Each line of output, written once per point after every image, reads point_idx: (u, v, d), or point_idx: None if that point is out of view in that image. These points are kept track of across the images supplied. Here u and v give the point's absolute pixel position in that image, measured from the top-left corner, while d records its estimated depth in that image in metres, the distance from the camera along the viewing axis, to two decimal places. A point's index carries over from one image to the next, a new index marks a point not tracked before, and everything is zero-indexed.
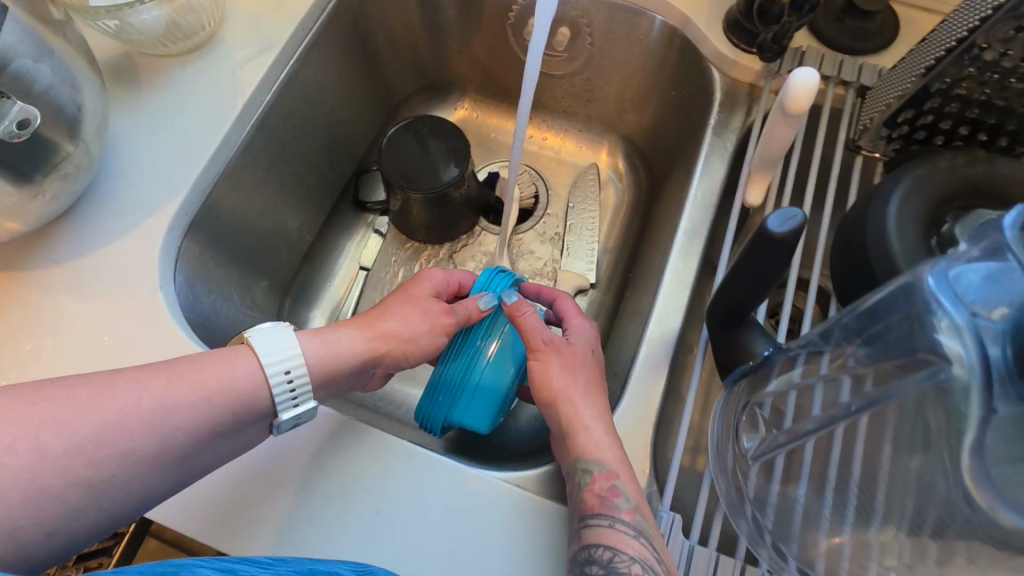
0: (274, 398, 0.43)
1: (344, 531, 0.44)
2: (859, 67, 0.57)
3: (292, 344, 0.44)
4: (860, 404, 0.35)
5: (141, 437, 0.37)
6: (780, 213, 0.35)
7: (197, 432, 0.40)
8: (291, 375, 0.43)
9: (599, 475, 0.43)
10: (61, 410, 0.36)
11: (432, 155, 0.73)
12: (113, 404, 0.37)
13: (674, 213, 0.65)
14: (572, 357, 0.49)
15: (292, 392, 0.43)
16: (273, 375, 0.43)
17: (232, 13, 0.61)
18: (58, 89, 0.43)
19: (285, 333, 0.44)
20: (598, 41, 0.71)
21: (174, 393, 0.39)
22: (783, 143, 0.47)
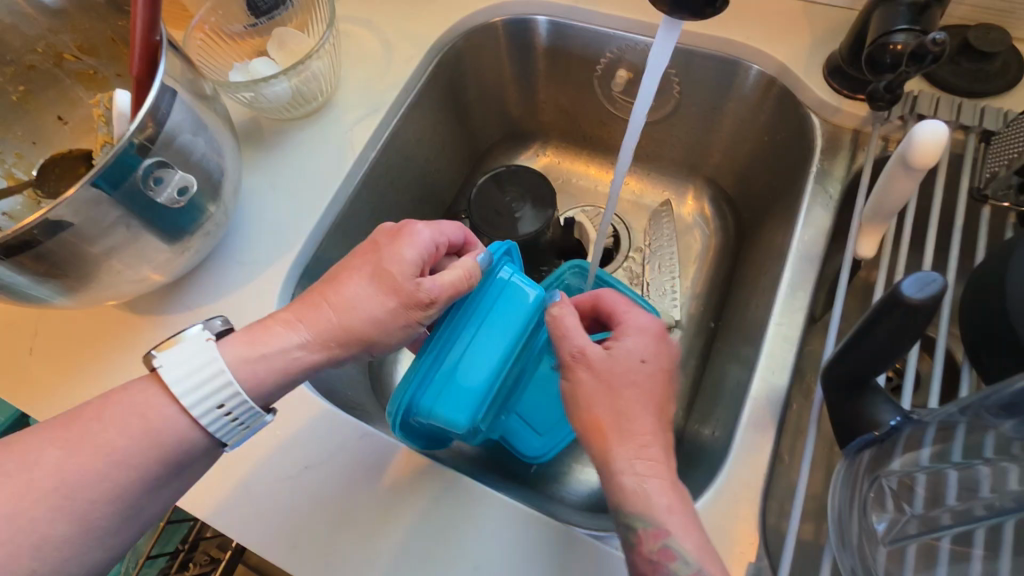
0: (206, 426, 0.41)
1: (422, 558, 0.46)
2: (981, 111, 0.53)
3: (210, 361, 0.41)
4: (1007, 507, 0.36)
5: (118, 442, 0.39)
6: (918, 278, 0.33)
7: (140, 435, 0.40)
8: (224, 405, 0.41)
9: (646, 534, 0.40)
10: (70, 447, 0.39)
11: (513, 203, 0.76)
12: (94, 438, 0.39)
13: (771, 261, 0.63)
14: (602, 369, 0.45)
15: (228, 413, 0.42)
16: (204, 411, 0.41)
17: (345, 79, 0.67)
18: (209, 158, 0.48)
19: (206, 350, 0.42)
20: (686, 90, 0.71)
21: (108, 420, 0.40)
22: (903, 197, 0.45)
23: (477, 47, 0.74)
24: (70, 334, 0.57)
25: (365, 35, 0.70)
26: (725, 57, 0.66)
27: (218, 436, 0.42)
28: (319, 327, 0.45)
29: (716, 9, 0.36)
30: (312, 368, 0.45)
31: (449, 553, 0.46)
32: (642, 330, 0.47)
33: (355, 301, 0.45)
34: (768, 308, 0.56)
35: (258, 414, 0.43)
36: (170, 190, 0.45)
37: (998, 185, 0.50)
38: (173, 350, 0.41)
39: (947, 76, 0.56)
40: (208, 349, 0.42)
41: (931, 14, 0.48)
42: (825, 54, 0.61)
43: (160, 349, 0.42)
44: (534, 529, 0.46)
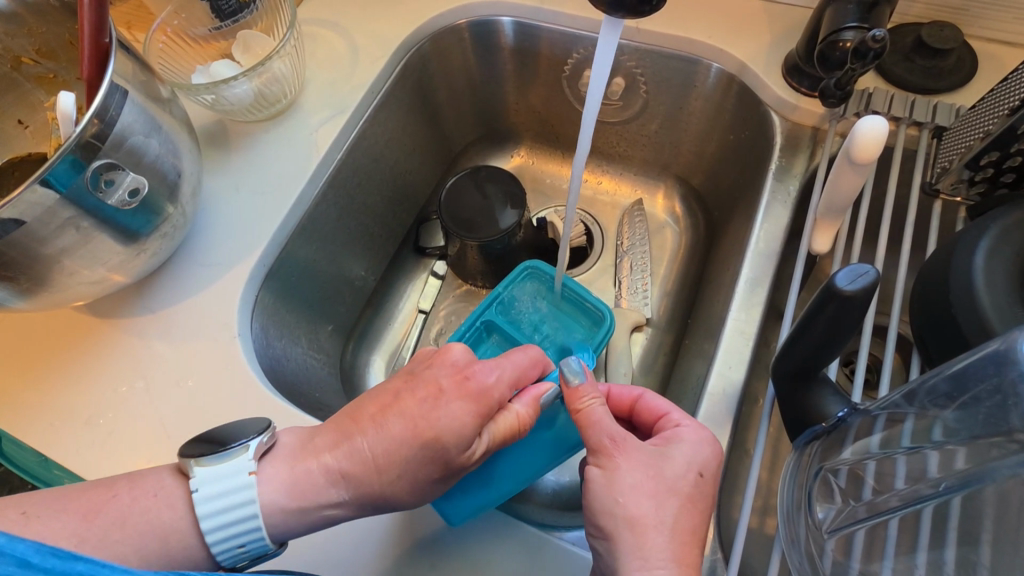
0: (208, 545, 0.40)
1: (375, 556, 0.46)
2: (933, 106, 0.54)
3: (243, 494, 0.40)
4: (953, 483, 0.34)
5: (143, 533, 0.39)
6: (850, 270, 0.34)
7: (161, 534, 0.39)
8: (240, 537, 0.41)
9: None
10: (88, 537, 0.38)
11: (490, 200, 0.76)
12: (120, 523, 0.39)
13: (734, 257, 0.63)
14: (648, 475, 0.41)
15: (238, 543, 0.41)
16: (217, 538, 0.40)
17: (311, 80, 0.67)
18: (164, 159, 0.48)
19: (244, 479, 0.41)
20: (652, 90, 0.72)
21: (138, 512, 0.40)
22: (851, 191, 0.45)
23: (445, 49, 0.74)
24: (30, 339, 0.56)
25: (331, 37, 0.70)
26: (688, 56, 0.66)
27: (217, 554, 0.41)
28: (351, 464, 0.42)
29: (654, 8, 0.37)
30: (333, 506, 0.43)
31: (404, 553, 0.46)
32: (698, 439, 0.43)
33: (402, 444, 0.42)
34: (728, 304, 0.56)
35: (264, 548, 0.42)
36: (121, 192, 0.45)
37: (949, 180, 0.50)
38: (208, 470, 0.40)
39: (901, 73, 0.56)
40: (247, 475, 0.41)
41: (878, 12, 0.49)
42: (783, 52, 0.62)
43: (202, 460, 0.41)
44: (489, 526, 0.47)
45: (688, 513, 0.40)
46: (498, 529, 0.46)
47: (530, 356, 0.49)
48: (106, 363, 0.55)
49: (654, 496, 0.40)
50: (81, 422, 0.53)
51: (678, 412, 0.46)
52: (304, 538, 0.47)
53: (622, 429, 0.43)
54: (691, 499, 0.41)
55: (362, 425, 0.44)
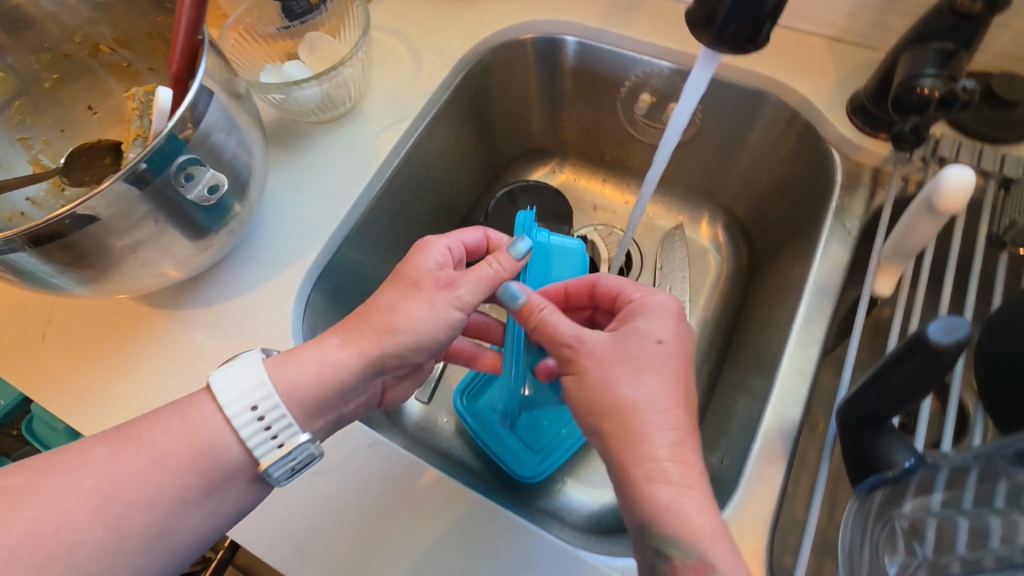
0: (252, 447, 0.41)
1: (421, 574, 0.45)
2: (1002, 158, 0.54)
3: (257, 382, 0.42)
4: (1016, 560, 0.35)
5: (167, 474, 0.39)
6: (945, 322, 0.34)
7: (182, 469, 0.40)
8: (266, 420, 0.41)
9: (681, 563, 0.39)
10: (84, 496, 0.38)
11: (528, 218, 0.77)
12: (120, 472, 0.39)
13: (786, 292, 0.63)
14: (626, 355, 0.44)
15: (272, 435, 0.41)
16: (251, 432, 0.41)
17: (373, 86, 0.68)
18: (239, 157, 0.49)
19: (255, 364, 0.42)
20: (708, 118, 0.72)
21: (160, 436, 0.40)
22: (924, 238, 0.45)
23: (504, 63, 0.75)
24: (82, 323, 0.57)
25: (394, 44, 0.71)
26: (750, 88, 0.67)
27: (255, 454, 0.41)
28: (347, 338, 0.45)
29: (757, 43, 0.38)
30: (346, 370, 0.44)
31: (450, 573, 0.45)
32: (660, 310, 0.47)
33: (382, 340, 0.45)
34: (782, 340, 0.56)
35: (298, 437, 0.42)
36: (200, 187, 0.45)
37: (1016, 234, 0.50)
38: (225, 372, 0.42)
39: (969, 122, 0.56)
40: (255, 367, 0.42)
41: (959, 59, 0.49)
42: (848, 92, 0.62)
43: (221, 368, 0.42)
44: (534, 553, 0.46)
45: (674, 389, 0.43)
46: (547, 554, 0.46)
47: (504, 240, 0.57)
48: (157, 353, 0.55)
49: (640, 376, 0.43)
50: (129, 410, 0.52)
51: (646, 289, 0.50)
52: (350, 548, 0.46)
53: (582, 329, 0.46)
54: (668, 369, 0.44)
55: (375, 315, 0.46)
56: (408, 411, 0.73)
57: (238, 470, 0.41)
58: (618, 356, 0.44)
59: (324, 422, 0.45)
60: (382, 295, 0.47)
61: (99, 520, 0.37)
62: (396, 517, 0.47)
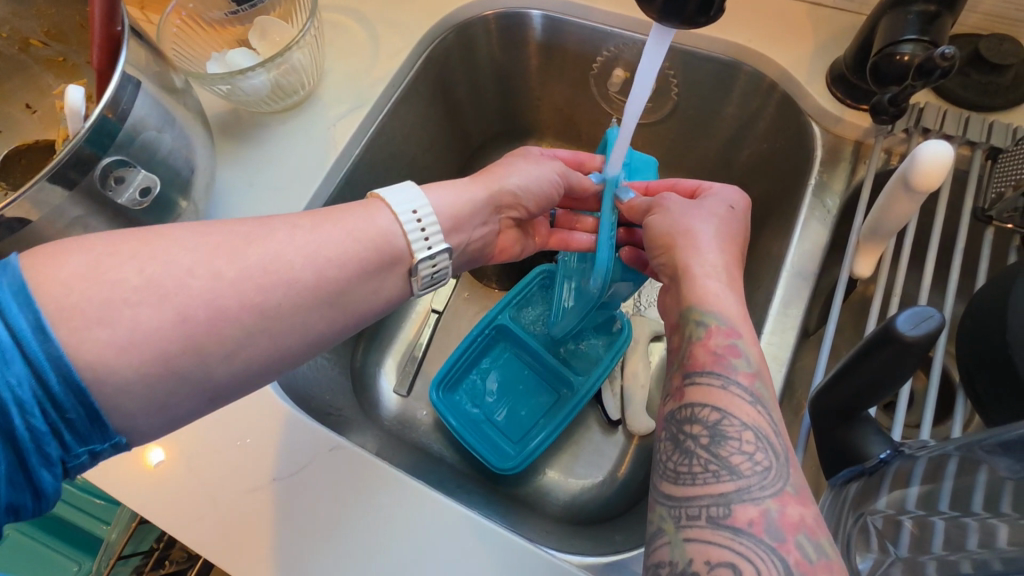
0: (408, 238, 0.41)
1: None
2: (988, 126, 0.51)
3: (416, 197, 0.42)
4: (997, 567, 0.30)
5: (307, 267, 0.36)
6: (915, 313, 0.32)
7: (351, 260, 0.38)
8: (421, 217, 0.41)
9: (716, 329, 0.39)
10: (224, 242, 0.35)
11: None
12: (279, 261, 0.35)
13: (766, 273, 0.60)
14: (714, 210, 0.45)
15: (423, 230, 0.41)
16: (403, 215, 0.41)
17: (329, 71, 0.65)
18: (178, 154, 0.46)
19: (411, 186, 0.43)
20: (684, 92, 0.69)
21: (346, 216, 0.39)
22: (903, 217, 0.43)
23: (469, 41, 0.71)
24: None
25: (351, 26, 0.67)
26: (727, 59, 0.63)
27: (412, 246, 0.41)
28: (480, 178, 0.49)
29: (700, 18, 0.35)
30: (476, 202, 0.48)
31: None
32: (727, 201, 0.46)
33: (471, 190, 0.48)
34: (760, 325, 0.54)
35: (442, 240, 0.42)
36: (132, 190, 0.43)
37: (1002, 208, 0.47)
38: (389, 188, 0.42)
39: (955, 88, 0.53)
40: (414, 191, 0.42)
41: (939, 23, 0.45)
42: (828, 60, 0.59)
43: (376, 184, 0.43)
44: (502, 554, 0.45)
45: (734, 232, 0.44)
46: (515, 555, 0.44)
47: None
48: None
49: (707, 215, 0.45)
50: None
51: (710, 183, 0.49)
52: (314, 557, 0.45)
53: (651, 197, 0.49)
54: (732, 225, 0.45)
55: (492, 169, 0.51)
56: (384, 406, 0.72)
57: (396, 257, 0.40)
58: (694, 206, 0.46)
59: (457, 242, 0.48)
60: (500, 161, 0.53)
61: (202, 243, 0.34)
62: (362, 521, 0.46)
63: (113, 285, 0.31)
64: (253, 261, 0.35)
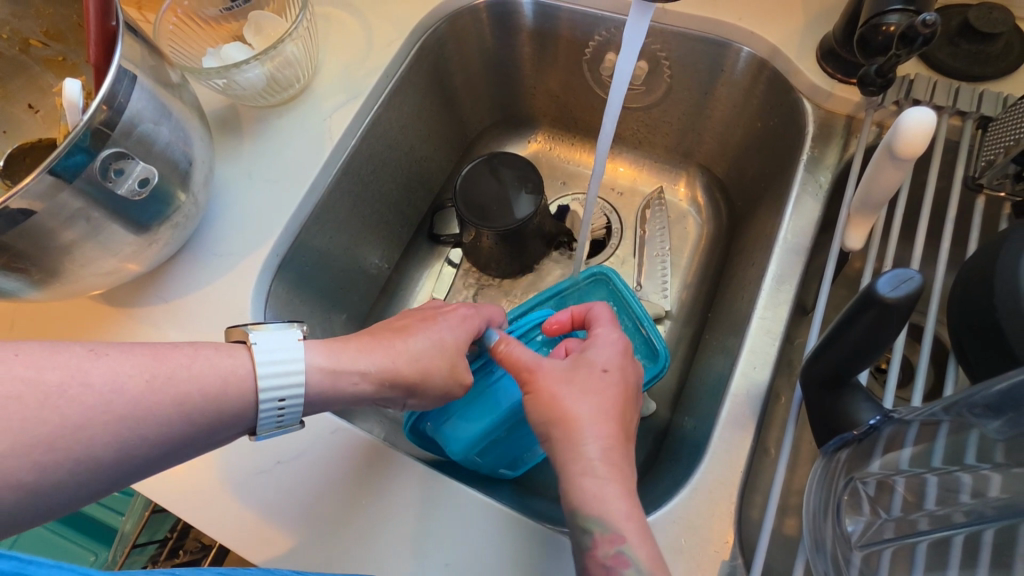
0: (259, 415, 0.41)
1: (397, 554, 0.45)
2: (979, 95, 0.51)
3: (296, 358, 0.41)
4: (988, 514, 0.33)
5: (103, 446, 0.34)
6: (895, 275, 0.33)
7: (166, 434, 0.36)
8: (285, 401, 0.41)
9: (602, 538, 0.40)
10: (16, 401, 0.31)
11: (506, 187, 0.74)
12: (74, 436, 0.33)
13: (762, 250, 0.61)
14: (578, 382, 0.45)
15: (280, 412, 0.41)
16: (266, 400, 0.40)
17: (324, 63, 0.65)
18: (174, 146, 0.47)
19: (296, 343, 0.42)
20: (677, 73, 0.69)
21: (185, 381, 0.37)
22: (890, 186, 0.43)
23: (460, 30, 0.72)
24: (45, 328, 0.56)
25: (344, 19, 0.68)
26: (717, 39, 0.63)
27: (260, 423, 0.41)
28: (381, 368, 0.45)
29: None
30: (360, 397, 0.45)
31: (425, 551, 0.45)
32: (611, 343, 0.48)
33: (363, 379, 0.45)
34: (754, 301, 0.54)
35: (297, 420, 0.43)
36: (130, 182, 0.44)
37: (993, 174, 0.47)
38: (266, 337, 0.41)
39: (944, 59, 0.53)
40: (294, 347, 0.42)
41: None
42: (819, 35, 0.59)
43: (261, 330, 0.42)
44: (503, 526, 0.45)
45: (625, 405, 0.45)
46: (518, 525, 0.45)
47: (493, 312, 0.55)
48: None
49: (586, 393, 0.44)
50: None
51: (613, 327, 0.50)
52: (325, 533, 0.46)
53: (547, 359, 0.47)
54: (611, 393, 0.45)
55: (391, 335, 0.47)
56: None
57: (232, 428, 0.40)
58: (570, 378, 0.45)
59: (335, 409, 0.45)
60: (415, 333, 0.47)
61: (128, 371, 0.35)
62: (369, 498, 0.47)
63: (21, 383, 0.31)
64: (33, 431, 0.31)
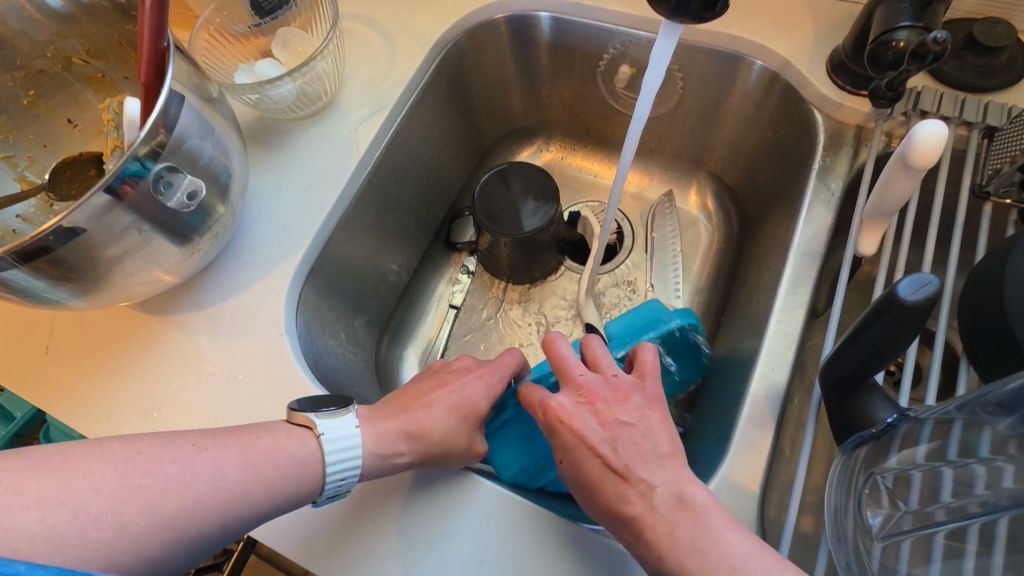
0: (325, 485, 0.44)
1: (430, 553, 0.46)
2: (984, 106, 0.53)
3: (356, 437, 0.45)
4: (1001, 504, 0.35)
5: (213, 523, 0.39)
6: (914, 280, 0.35)
7: (263, 507, 0.41)
8: (347, 474, 0.45)
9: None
10: (144, 490, 0.37)
11: (518, 197, 0.76)
12: (191, 517, 0.38)
13: (775, 256, 0.63)
14: (600, 414, 0.45)
15: (341, 483, 0.45)
16: (330, 477, 0.44)
17: (349, 77, 0.68)
18: (216, 160, 0.49)
19: (353, 425, 0.46)
20: (689, 85, 0.71)
21: (273, 466, 0.42)
22: (903, 195, 0.45)
23: (479, 44, 0.74)
24: (83, 334, 0.58)
25: (367, 34, 0.70)
26: (730, 52, 0.65)
27: (323, 493, 0.45)
28: (408, 428, 0.48)
29: (722, 11, 0.41)
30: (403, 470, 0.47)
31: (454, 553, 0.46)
32: (612, 379, 0.48)
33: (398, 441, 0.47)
34: (770, 306, 0.56)
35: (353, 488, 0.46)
36: (180, 194, 0.46)
37: (999, 182, 0.49)
38: (329, 419, 0.45)
39: (950, 71, 0.55)
40: (353, 428, 0.46)
41: (934, 9, 0.47)
42: (829, 49, 0.61)
43: (321, 414, 0.45)
44: (535, 525, 0.46)
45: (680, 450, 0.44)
46: (544, 521, 0.46)
47: (515, 354, 0.57)
48: (159, 359, 0.56)
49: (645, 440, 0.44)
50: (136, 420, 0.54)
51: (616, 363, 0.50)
52: (356, 534, 0.48)
53: (563, 399, 0.47)
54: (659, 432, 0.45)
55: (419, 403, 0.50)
56: None
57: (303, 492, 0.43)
58: (586, 411, 0.46)
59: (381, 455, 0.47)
60: (437, 391, 0.51)
61: (228, 462, 0.41)
62: (398, 496, 0.48)
63: (144, 476, 0.38)
64: (161, 513, 0.37)
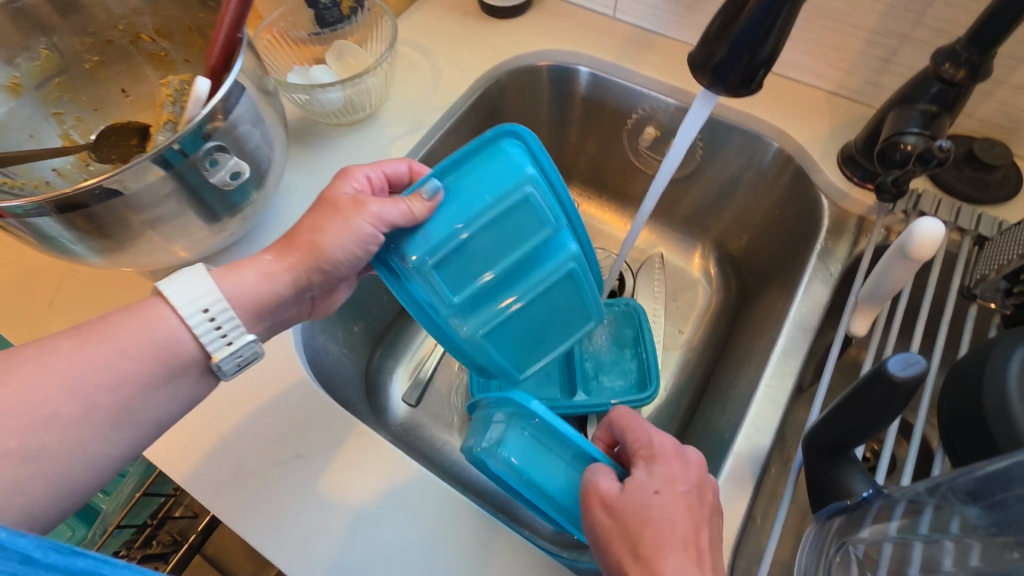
0: (201, 338, 0.42)
1: (395, 563, 0.47)
2: (978, 217, 0.57)
3: (203, 287, 0.42)
4: None
5: (64, 400, 0.38)
6: (902, 358, 0.37)
7: (123, 378, 0.40)
8: (213, 316, 0.43)
9: None
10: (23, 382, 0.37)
11: None
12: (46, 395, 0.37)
13: (770, 327, 0.65)
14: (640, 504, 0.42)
15: (218, 330, 0.43)
16: (192, 315, 0.42)
17: (394, 95, 0.71)
18: (261, 149, 0.52)
19: (198, 276, 0.43)
20: (708, 155, 0.76)
21: (113, 335, 0.40)
22: (899, 282, 0.48)
23: (520, 86, 0.79)
24: (90, 294, 0.59)
25: (417, 59, 0.74)
26: (751, 131, 0.70)
27: (206, 346, 0.43)
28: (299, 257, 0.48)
29: (760, 87, 0.45)
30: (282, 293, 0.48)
31: (367, 528, 0.48)
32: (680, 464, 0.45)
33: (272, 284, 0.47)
34: (761, 372, 0.58)
35: (238, 336, 0.44)
36: (223, 172, 0.48)
37: (986, 287, 0.53)
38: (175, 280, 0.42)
39: (951, 181, 0.60)
40: (201, 280, 0.43)
41: (941, 121, 0.52)
42: (842, 142, 0.66)
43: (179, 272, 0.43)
44: (501, 546, 0.47)
45: None
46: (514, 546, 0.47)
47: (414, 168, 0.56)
48: None
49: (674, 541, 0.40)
50: None
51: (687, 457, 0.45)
52: (323, 531, 0.48)
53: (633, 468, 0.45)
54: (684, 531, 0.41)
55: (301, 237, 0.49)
56: (392, 412, 0.74)
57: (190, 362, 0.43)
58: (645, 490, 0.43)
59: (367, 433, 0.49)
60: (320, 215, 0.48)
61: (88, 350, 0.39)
62: (371, 500, 0.49)
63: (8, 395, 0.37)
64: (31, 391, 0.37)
